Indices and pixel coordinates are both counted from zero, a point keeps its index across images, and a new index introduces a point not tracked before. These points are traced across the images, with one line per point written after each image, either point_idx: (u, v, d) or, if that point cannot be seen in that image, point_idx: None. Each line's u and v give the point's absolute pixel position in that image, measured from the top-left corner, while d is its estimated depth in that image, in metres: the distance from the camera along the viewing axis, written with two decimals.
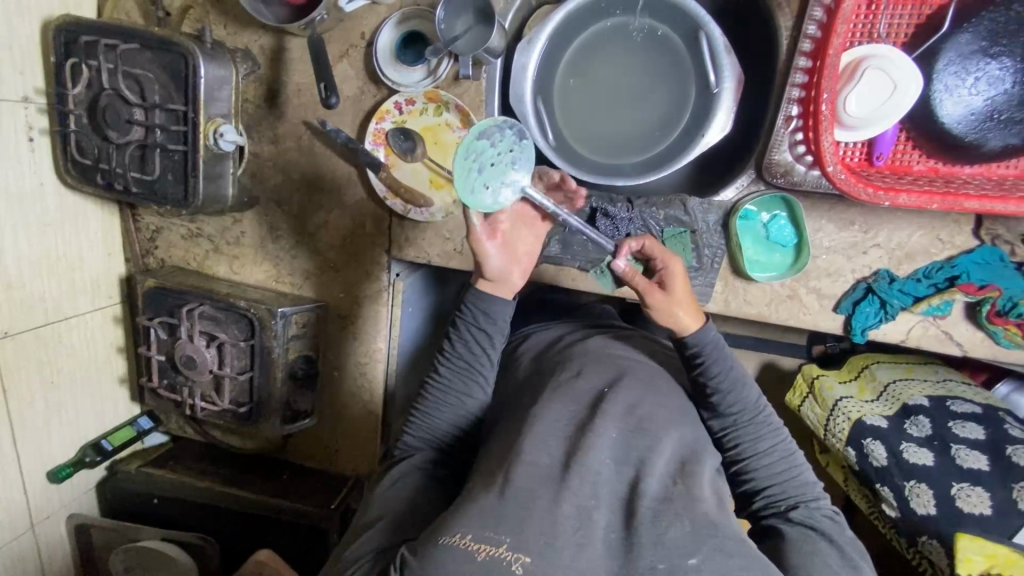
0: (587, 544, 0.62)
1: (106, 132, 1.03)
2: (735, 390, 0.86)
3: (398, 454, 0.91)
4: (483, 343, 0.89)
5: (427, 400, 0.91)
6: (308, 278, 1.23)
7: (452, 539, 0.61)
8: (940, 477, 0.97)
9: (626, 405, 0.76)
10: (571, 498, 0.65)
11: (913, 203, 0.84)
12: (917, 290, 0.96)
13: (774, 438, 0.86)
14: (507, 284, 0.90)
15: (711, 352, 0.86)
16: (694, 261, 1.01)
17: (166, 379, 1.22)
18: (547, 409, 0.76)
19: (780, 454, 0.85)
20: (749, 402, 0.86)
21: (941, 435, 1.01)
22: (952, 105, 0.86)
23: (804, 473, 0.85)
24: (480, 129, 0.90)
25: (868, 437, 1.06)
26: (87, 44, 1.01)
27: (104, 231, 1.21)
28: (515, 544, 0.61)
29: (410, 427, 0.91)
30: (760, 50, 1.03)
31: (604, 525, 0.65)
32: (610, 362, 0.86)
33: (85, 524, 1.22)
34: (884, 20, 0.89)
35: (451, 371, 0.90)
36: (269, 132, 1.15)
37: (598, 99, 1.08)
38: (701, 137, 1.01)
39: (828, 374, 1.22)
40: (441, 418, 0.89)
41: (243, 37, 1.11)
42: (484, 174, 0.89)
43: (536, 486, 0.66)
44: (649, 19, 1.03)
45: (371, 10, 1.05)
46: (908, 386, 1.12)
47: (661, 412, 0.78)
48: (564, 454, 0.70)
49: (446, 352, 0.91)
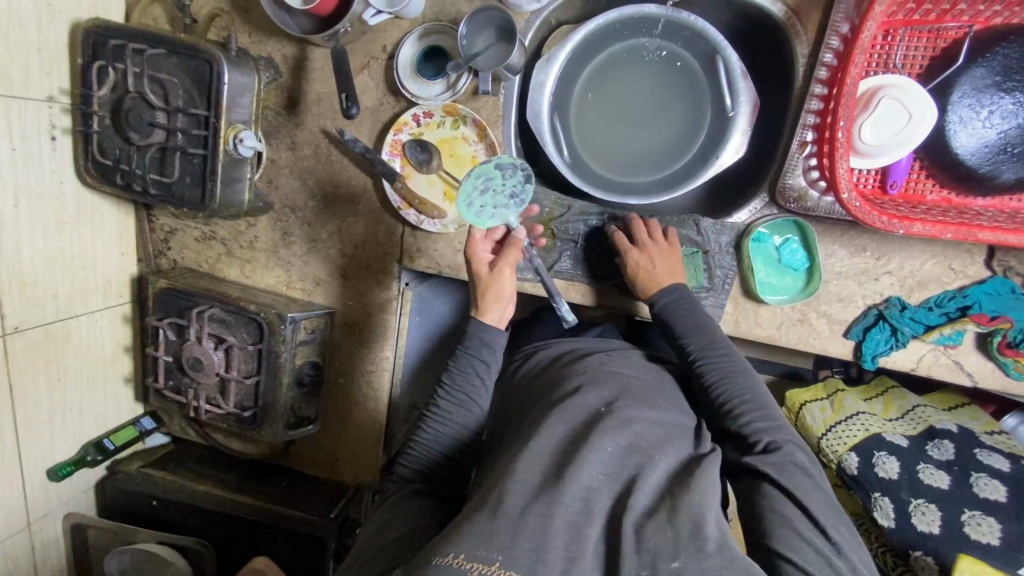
0: (579, 559, 0.62)
1: (128, 134, 1.05)
2: (686, 337, 0.92)
3: (391, 485, 0.88)
4: (481, 372, 0.90)
5: (422, 432, 0.89)
6: (319, 284, 1.23)
7: (445, 559, 0.60)
8: (952, 503, 0.97)
9: (626, 421, 0.75)
10: (562, 513, 0.64)
11: (927, 232, 0.83)
12: (928, 318, 0.96)
13: (729, 384, 0.86)
14: (498, 313, 0.91)
15: (666, 304, 0.95)
16: (705, 282, 1.02)
17: (171, 380, 1.22)
18: (547, 422, 0.75)
19: (740, 399, 0.85)
20: (700, 350, 0.90)
21: (963, 462, 1.01)
22: (966, 137, 0.87)
23: (768, 413, 0.83)
24: (500, 160, 1.00)
25: (879, 450, 1.04)
26: (115, 48, 1.03)
27: (119, 230, 1.22)
28: (507, 561, 0.60)
29: (404, 460, 0.89)
30: (775, 76, 1.04)
31: (597, 540, 0.64)
32: (611, 379, 0.85)
33: (82, 524, 1.21)
34: (899, 51, 0.90)
35: (448, 404, 0.89)
36: (287, 138, 1.17)
37: (613, 116, 1.10)
38: (715, 159, 1.01)
39: (851, 391, 1.19)
40: (434, 452, 0.88)
41: (266, 47, 1.13)
42: (485, 197, 0.99)
43: (526, 503, 0.65)
44: (666, 40, 1.04)
45: (393, 24, 1.07)
46: (934, 413, 1.12)
47: (658, 432, 0.77)
48: (561, 466, 0.69)
49: (446, 383, 0.90)
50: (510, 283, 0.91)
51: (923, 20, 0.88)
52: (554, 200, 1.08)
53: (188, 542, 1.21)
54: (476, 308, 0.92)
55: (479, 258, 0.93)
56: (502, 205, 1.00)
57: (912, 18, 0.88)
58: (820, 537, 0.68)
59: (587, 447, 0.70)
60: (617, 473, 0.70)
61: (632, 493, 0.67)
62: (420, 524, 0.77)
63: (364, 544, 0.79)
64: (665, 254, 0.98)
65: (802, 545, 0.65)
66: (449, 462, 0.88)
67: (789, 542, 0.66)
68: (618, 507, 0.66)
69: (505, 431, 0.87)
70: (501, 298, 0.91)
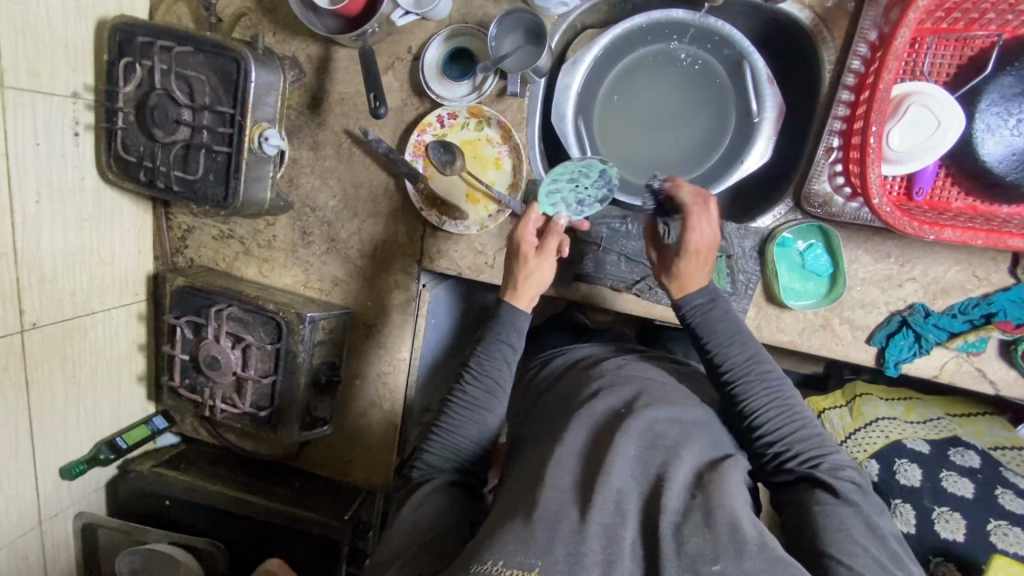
0: (615, 562, 0.60)
1: (152, 131, 1.05)
2: (723, 346, 0.83)
3: (415, 476, 0.83)
4: (508, 356, 0.88)
5: (445, 418, 0.85)
6: (337, 284, 1.23)
7: (484, 565, 0.59)
8: (976, 511, 0.97)
9: (657, 424, 0.74)
10: (597, 515, 0.63)
11: (957, 238, 0.84)
12: (952, 325, 0.95)
13: (773, 399, 0.80)
14: (529, 298, 0.90)
15: (701, 310, 0.86)
16: (729, 286, 1.01)
17: (187, 379, 1.21)
18: (578, 423, 0.74)
19: (784, 415, 0.79)
20: (739, 360, 0.82)
21: (988, 473, 1.01)
22: (993, 144, 0.88)
23: (814, 429, 0.78)
24: (609, 170, 0.99)
25: (900, 457, 1.05)
26: (142, 44, 1.03)
27: (137, 227, 1.22)
28: (546, 566, 0.59)
29: (427, 449, 0.85)
30: (801, 81, 1.04)
31: (632, 541, 0.63)
32: (635, 379, 0.84)
33: (93, 523, 1.19)
34: (927, 59, 0.91)
35: (474, 389, 0.86)
36: (309, 138, 1.17)
37: (637, 120, 1.11)
38: (738, 164, 1.02)
39: (874, 391, 1.18)
40: (462, 440, 0.84)
41: (291, 46, 1.13)
42: (567, 188, 0.99)
43: (561, 505, 0.64)
44: (692, 47, 1.05)
45: (419, 26, 1.07)
46: (956, 425, 1.11)
47: (681, 426, 0.76)
48: (593, 468, 0.68)
49: (472, 368, 0.86)
50: (552, 271, 0.90)
51: (951, 28, 0.89)
52: None
53: (202, 544, 1.20)
54: (512, 280, 0.90)
55: (526, 241, 0.90)
56: (569, 204, 1.00)
57: (941, 27, 0.89)
58: (876, 542, 0.67)
59: (621, 449, 0.68)
60: (651, 475, 0.69)
61: (666, 494, 0.66)
62: (454, 521, 0.75)
63: (402, 544, 0.74)
64: (700, 261, 0.86)
65: (858, 550, 0.65)
66: (479, 450, 0.85)
67: (843, 546, 0.65)
68: (654, 509, 0.65)
69: (532, 430, 0.86)
70: (537, 287, 0.89)
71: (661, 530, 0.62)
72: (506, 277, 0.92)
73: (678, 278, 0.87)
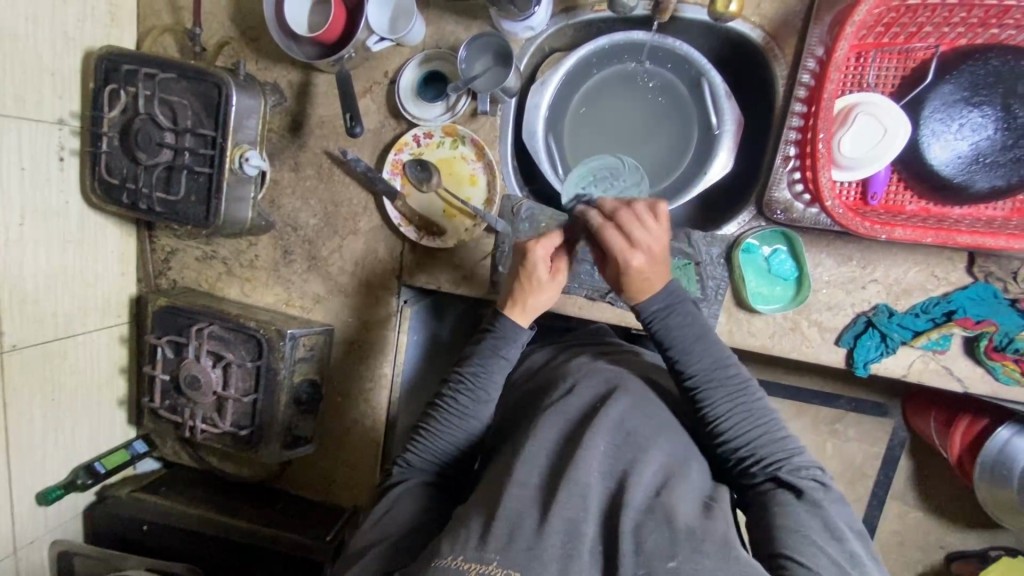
0: (575, 556, 0.60)
1: (136, 154, 1.08)
2: (687, 355, 0.82)
3: (395, 475, 0.84)
4: (500, 370, 0.85)
5: (431, 420, 0.85)
6: (319, 301, 1.25)
7: (444, 561, 0.59)
8: None
9: (621, 419, 0.74)
10: (559, 511, 0.63)
11: (908, 236, 0.87)
12: (916, 324, 0.98)
13: (735, 403, 0.79)
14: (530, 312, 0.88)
15: (662, 315, 0.83)
16: (698, 292, 1.04)
17: (167, 400, 1.21)
18: (543, 422, 0.75)
19: (748, 421, 0.78)
20: (703, 366, 0.81)
21: None
22: (940, 150, 0.93)
23: (777, 431, 0.77)
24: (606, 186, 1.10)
25: None
26: (126, 72, 1.07)
27: (120, 250, 1.24)
28: (505, 561, 0.59)
29: (411, 449, 0.85)
30: (758, 94, 1.10)
31: (594, 537, 0.63)
32: (605, 372, 0.85)
33: (70, 551, 1.17)
34: (872, 71, 0.97)
35: (463, 398, 0.84)
36: (290, 160, 1.20)
37: (606, 135, 1.16)
38: (703, 173, 1.07)
39: None
40: (444, 445, 0.84)
41: (273, 72, 1.18)
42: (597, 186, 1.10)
43: (524, 505, 0.64)
44: (654, 67, 1.12)
45: (396, 51, 1.13)
46: None
47: (651, 423, 0.76)
48: (554, 468, 0.68)
49: (465, 374, 0.85)
50: (554, 298, 0.89)
51: (892, 42, 0.95)
52: (550, 217, 1.08)
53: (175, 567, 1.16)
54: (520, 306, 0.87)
55: (540, 264, 0.86)
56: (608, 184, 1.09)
57: (882, 41, 0.95)
58: (834, 544, 0.66)
59: (584, 446, 0.69)
60: (616, 472, 0.69)
61: (628, 489, 0.66)
62: (424, 521, 0.75)
63: (371, 537, 0.74)
64: (647, 272, 0.82)
65: (815, 551, 0.64)
66: (458, 457, 0.84)
67: (799, 547, 0.65)
68: (618, 505, 0.65)
69: (506, 433, 0.86)
70: (540, 307, 0.88)
71: (623, 526, 0.62)
72: (508, 290, 0.89)
73: (626, 288, 0.84)
